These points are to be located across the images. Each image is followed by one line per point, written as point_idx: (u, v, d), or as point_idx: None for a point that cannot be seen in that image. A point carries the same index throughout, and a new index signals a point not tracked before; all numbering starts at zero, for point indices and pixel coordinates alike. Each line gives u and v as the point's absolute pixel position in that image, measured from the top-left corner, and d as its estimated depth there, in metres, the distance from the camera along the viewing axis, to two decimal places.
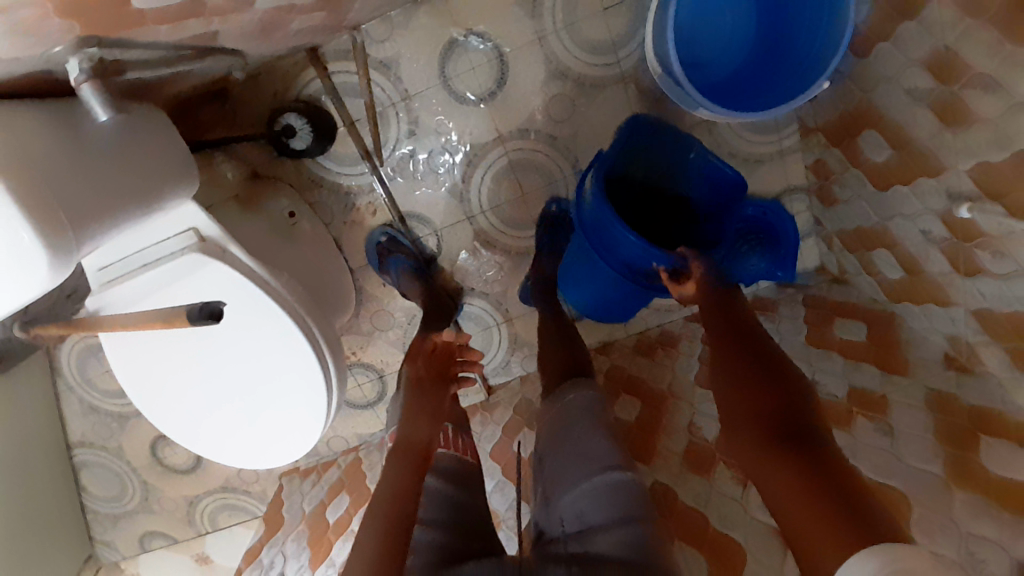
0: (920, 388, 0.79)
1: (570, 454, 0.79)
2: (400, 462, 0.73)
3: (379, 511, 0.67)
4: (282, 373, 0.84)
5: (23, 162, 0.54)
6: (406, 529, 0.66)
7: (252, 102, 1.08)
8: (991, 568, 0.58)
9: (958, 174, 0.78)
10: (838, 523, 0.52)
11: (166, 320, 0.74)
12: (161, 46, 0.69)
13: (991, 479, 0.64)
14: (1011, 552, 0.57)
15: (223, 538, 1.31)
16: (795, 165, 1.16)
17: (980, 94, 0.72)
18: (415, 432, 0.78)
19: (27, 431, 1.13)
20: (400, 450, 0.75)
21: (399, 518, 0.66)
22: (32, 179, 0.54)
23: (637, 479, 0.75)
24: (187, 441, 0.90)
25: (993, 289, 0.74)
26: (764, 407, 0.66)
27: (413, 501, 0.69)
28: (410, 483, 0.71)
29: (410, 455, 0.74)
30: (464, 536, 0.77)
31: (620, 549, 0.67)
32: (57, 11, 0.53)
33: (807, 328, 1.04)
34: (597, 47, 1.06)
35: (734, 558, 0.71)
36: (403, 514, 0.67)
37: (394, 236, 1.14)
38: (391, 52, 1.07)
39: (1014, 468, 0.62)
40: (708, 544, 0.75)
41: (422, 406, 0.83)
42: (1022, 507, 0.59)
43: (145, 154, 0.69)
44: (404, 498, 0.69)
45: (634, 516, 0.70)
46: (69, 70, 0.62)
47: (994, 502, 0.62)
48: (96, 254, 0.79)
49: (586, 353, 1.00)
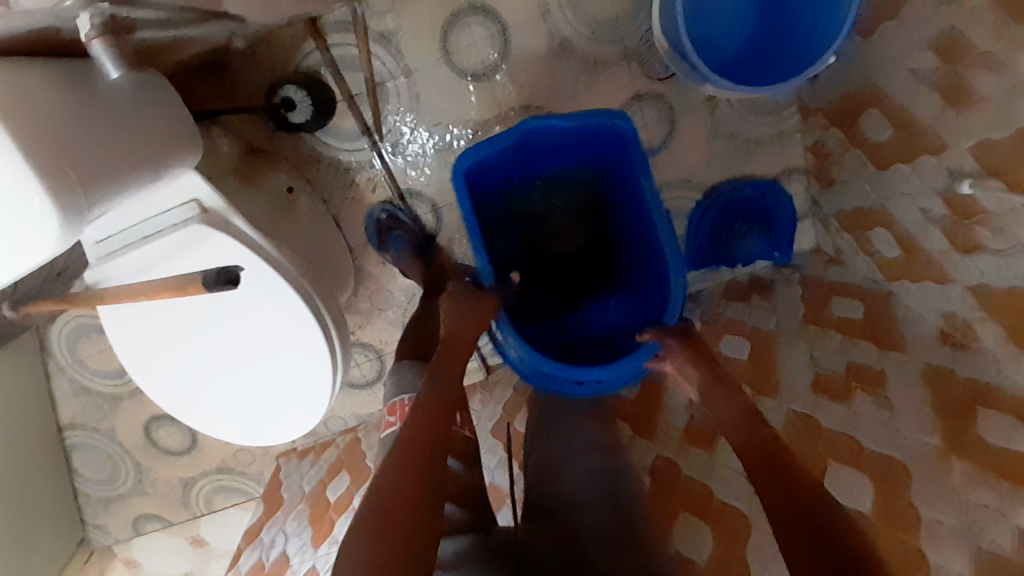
0: (918, 363, 0.80)
1: (554, 437, 0.89)
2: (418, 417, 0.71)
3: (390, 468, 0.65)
4: (289, 351, 0.83)
5: (41, 125, 0.54)
6: (416, 496, 0.62)
7: (252, 73, 1.06)
8: (992, 536, 0.60)
9: (959, 152, 0.80)
10: None
11: (180, 287, 0.74)
12: (168, 8, 0.67)
13: (988, 450, 0.65)
14: (1012, 520, 0.59)
15: (219, 520, 1.30)
16: (795, 147, 1.15)
17: (983, 74, 0.74)
18: (445, 384, 0.78)
19: (18, 412, 1.11)
20: (422, 410, 0.73)
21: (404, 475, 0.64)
22: (50, 146, 0.53)
23: (616, 466, 0.83)
24: (186, 419, 0.89)
25: (991, 266, 0.75)
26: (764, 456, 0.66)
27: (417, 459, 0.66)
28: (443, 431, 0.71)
29: (442, 405, 0.74)
30: (476, 511, 0.80)
31: (606, 522, 0.74)
32: None
33: (804, 311, 1.04)
34: (601, 24, 1.07)
35: (730, 526, 0.72)
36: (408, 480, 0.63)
37: (394, 212, 1.12)
38: (392, 26, 1.06)
39: (1014, 439, 0.63)
40: (702, 512, 0.76)
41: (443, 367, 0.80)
42: (1020, 475, 0.61)
43: (150, 119, 0.67)
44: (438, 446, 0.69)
45: (613, 499, 0.78)
46: (80, 25, 0.61)
47: (993, 472, 0.63)
48: (93, 227, 0.77)
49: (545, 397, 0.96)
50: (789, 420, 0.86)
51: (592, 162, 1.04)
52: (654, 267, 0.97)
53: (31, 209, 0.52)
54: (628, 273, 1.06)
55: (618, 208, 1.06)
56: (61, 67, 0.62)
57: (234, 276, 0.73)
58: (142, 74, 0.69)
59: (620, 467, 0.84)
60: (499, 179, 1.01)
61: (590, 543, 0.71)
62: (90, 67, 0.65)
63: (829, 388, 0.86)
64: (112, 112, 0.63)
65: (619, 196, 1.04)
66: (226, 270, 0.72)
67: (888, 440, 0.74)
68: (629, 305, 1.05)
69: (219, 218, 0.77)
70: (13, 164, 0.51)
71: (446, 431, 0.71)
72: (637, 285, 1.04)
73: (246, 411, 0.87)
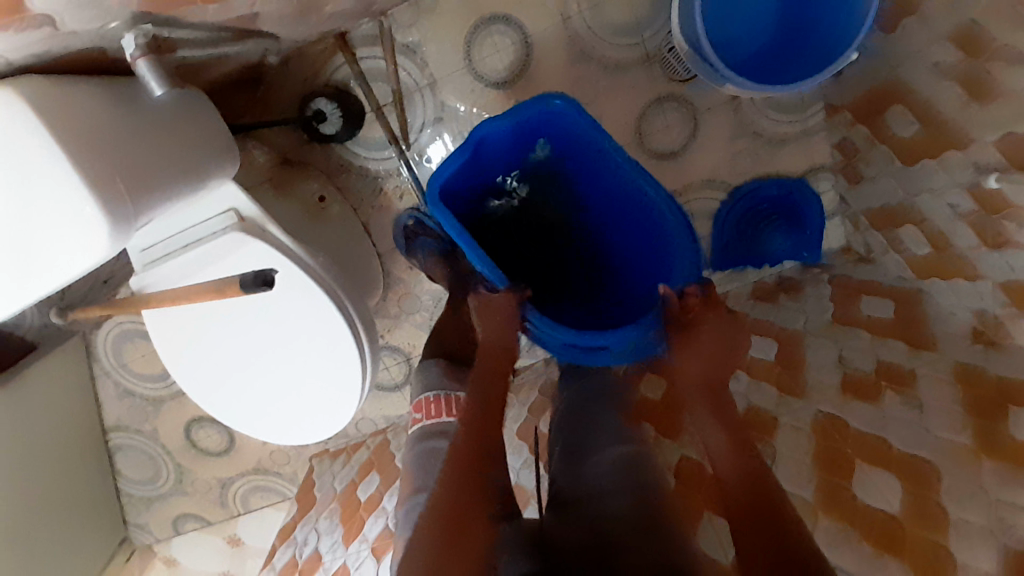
0: (947, 361, 0.79)
1: (581, 428, 0.91)
2: (467, 428, 0.77)
3: (448, 477, 0.72)
4: (317, 341, 0.86)
5: (94, 142, 0.58)
6: (466, 505, 0.69)
7: (283, 88, 1.10)
8: (1020, 532, 0.59)
9: (986, 147, 0.79)
10: None
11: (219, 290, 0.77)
12: (208, 28, 0.70)
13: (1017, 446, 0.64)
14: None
15: (255, 520, 1.33)
16: (821, 145, 1.14)
17: (1008, 66, 0.74)
18: (491, 390, 0.84)
19: (65, 413, 1.16)
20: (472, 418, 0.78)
21: (457, 485, 0.70)
22: (104, 162, 0.57)
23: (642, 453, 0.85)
24: (242, 427, 0.93)
25: (1022, 260, 0.75)
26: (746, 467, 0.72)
27: (468, 468, 0.72)
28: (487, 435, 0.77)
29: (488, 411, 0.80)
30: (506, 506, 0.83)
31: (627, 508, 0.76)
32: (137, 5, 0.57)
33: (832, 306, 1.03)
34: (621, 29, 1.09)
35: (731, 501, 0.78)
36: (458, 492, 0.70)
37: (421, 219, 1.14)
38: (417, 37, 1.09)
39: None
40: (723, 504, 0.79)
41: (487, 374, 0.86)
42: None
43: (190, 126, 0.71)
44: (486, 457, 0.75)
45: (637, 484, 0.79)
46: (126, 46, 0.63)
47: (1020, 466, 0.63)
48: (139, 235, 0.82)
49: (565, 408, 0.98)
50: (818, 419, 0.85)
51: (544, 148, 1.02)
52: (648, 226, 1.00)
53: (86, 223, 0.56)
54: (615, 243, 1.08)
55: (583, 184, 1.05)
56: (104, 83, 0.64)
57: (270, 277, 0.79)
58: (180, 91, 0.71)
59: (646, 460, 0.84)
60: (469, 181, 1.00)
61: (618, 532, 0.73)
62: (134, 85, 0.67)
63: (856, 387, 0.86)
64: (155, 121, 0.66)
65: (579, 174, 1.04)
66: (262, 273, 0.79)
67: (917, 437, 0.74)
68: (632, 268, 1.06)
69: (255, 225, 0.81)
70: (72, 184, 0.55)
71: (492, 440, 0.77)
72: (633, 257, 1.06)
73: (283, 407, 0.90)
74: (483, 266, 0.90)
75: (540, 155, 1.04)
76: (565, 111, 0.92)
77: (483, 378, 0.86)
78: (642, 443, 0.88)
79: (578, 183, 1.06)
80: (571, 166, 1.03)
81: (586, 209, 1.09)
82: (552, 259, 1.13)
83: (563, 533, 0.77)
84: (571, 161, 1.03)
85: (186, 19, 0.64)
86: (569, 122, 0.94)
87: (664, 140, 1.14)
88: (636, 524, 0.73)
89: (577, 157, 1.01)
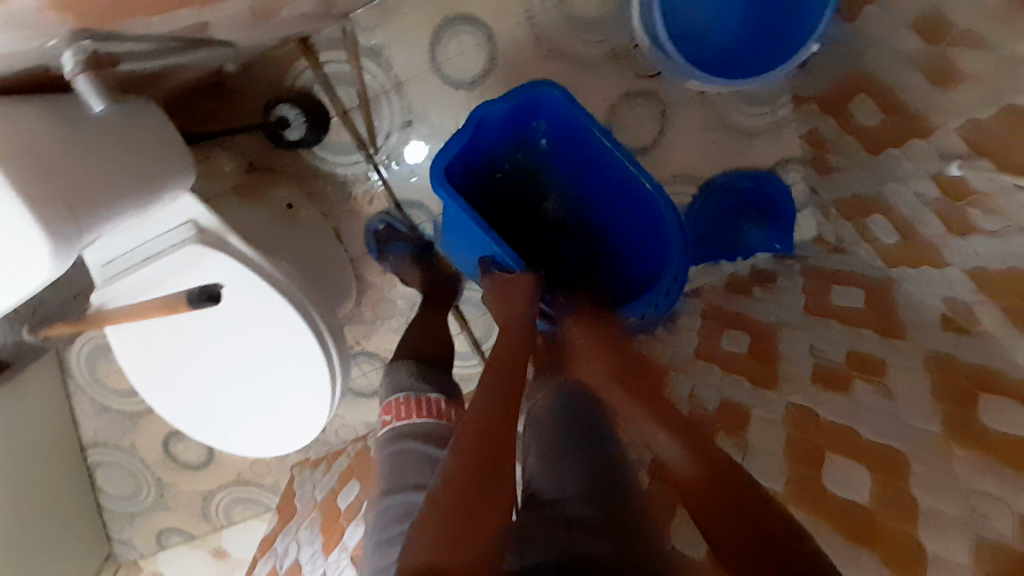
0: (921, 350, 0.79)
1: (550, 422, 0.90)
2: (479, 420, 0.69)
3: (454, 472, 0.64)
4: (285, 352, 0.85)
5: (33, 164, 0.56)
6: (474, 508, 0.61)
7: (246, 94, 1.09)
8: (993, 523, 0.60)
9: (949, 135, 0.79)
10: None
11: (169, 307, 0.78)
12: (152, 39, 0.67)
13: (994, 438, 0.65)
14: (1013, 506, 0.59)
15: (239, 531, 1.33)
16: (791, 138, 1.14)
17: (966, 53, 0.74)
18: (499, 382, 0.76)
19: (42, 431, 1.15)
20: (488, 409, 0.71)
21: (466, 482, 0.62)
22: (46, 184, 0.56)
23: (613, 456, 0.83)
24: (212, 439, 0.92)
25: (990, 248, 0.74)
26: (735, 474, 0.70)
27: (480, 461, 0.64)
28: (502, 428, 0.69)
29: (507, 403, 0.72)
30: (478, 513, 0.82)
31: (595, 513, 0.74)
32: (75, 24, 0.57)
33: (806, 296, 1.02)
34: (585, 26, 1.08)
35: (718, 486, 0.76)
36: (467, 490, 0.62)
37: (392, 223, 1.14)
38: (381, 39, 1.08)
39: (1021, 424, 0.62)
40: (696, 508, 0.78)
41: (505, 359, 0.81)
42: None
43: (133, 137, 0.70)
44: (496, 450, 0.66)
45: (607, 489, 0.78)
46: (64, 62, 0.61)
47: (997, 458, 0.63)
48: (95, 250, 0.80)
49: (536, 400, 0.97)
50: (790, 413, 0.84)
51: (539, 138, 1.07)
52: (644, 209, 1.04)
53: (33, 251, 0.56)
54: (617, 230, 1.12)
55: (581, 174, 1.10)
56: (47, 102, 0.63)
57: (216, 292, 0.81)
58: (120, 106, 0.70)
59: (615, 462, 0.83)
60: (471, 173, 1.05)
61: (587, 536, 0.71)
62: (74, 101, 0.65)
63: (828, 378, 0.85)
64: (102, 135, 0.65)
65: (578, 164, 1.09)
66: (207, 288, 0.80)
67: (889, 427, 0.73)
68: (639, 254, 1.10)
69: (215, 236, 0.80)
70: (13, 210, 0.54)
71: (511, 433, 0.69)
72: (635, 241, 1.10)
73: (257, 419, 0.90)
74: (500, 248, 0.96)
75: (535, 146, 1.09)
76: (559, 101, 0.97)
77: (501, 364, 0.80)
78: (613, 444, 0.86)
79: (580, 174, 1.10)
80: (569, 157, 1.09)
81: (586, 199, 1.14)
82: (552, 257, 1.17)
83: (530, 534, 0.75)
84: (574, 153, 1.07)
85: (130, 31, 0.63)
86: (561, 111, 0.99)
87: (633, 136, 1.13)
88: (604, 530, 0.72)
89: (572, 147, 1.06)
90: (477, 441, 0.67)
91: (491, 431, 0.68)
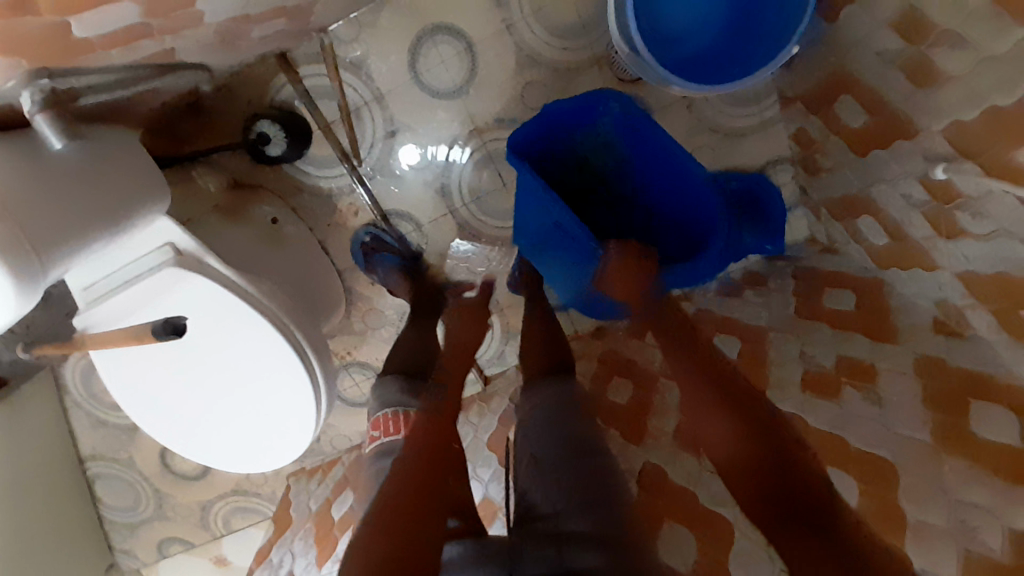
0: (910, 353, 0.75)
1: (538, 439, 0.83)
2: (415, 441, 0.77)
3: (400, 479, 0.68)
4: (275, 379, 0.86)
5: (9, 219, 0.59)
6: (424, 495, 0.66)
7: (226, 113, 1.09)
8: (983, 537, 0.56)
9: (933, 136, 0.77)
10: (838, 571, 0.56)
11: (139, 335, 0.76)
12: (111, 70, 0.76)
13: (982, 445, 0.61)
14: (1006, 521, 0.55)
15: (238, 540, 1.34)
16: (778, 136, 1.13)
17: (947, 52, 0.72)
18: (444, 404, 0.88)
19: (41, 446, 1.17)
20: (422, 433, 0.78)
21: (415, 483, 0.67)
22: (16, 234, 0.59)
23: (610, 467, 0.77)
24: (204, 459, 0.93)
25: (976, 251, 0.72)
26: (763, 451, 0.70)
27: (423, 463, 0.71)
28: (442, 443, 0.77)
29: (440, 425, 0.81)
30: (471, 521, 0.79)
31: (596, 527, 0.67)
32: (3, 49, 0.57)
33: (796, 300, 1.00)
34: (566, 32, 1.07)
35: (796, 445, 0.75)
36: (411, 485, 0.67)
37: (378, 234, 1.14)
38: (360, 52, 1.07)
39: (1009, 433, 0.59)
40: (697, 523, 0.73)
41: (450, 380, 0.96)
42: (1017, 473, 0.56)
43: (108, 168, 0.73)
44: (438, 456, 0.74)
45: (604, 500, 0.71)
46: (23, 103, 0.68)
47: (986, 469, 0.59)
48: (78, 272, 0.79)
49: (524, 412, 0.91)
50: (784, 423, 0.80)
51: (586, 139, 1.07)
52: (688, 199, 1.03)
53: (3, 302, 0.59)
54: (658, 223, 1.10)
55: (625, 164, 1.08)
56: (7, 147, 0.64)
57: (181, 326, 0.78)
58: (81, 142, 0.71)
59: (612, 474, 0.76)
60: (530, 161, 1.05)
61: (582, 554, 0.64)
62: (31, 136, 0.69)
63: (818, 382, 0.82)
64: (69, 177, 0.67)
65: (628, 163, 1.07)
66: (172, 320, 0.78)
67: (874, 437, 0.70)
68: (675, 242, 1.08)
69: (193, 259, 0.80)
70: None
71: (450, 448, 0.78)
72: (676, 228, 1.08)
73: (251, 436, 0.90)
74: (563, 214, 0.96)
75: (576, 146, 1.08)
76: (621, 105, 0.99)
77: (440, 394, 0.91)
78: (609, 453, 0.80)
79: (626, 171, 1.09)
80: (621, 156, 1.07)
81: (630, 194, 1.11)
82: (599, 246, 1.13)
83: (528, 554, 0.69)
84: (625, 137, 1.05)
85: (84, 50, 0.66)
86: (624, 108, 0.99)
87: None
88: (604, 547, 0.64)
89: (622, 144, 1.05)
90: (423, 453, 0.73)
91: (427, 444, 0.75)
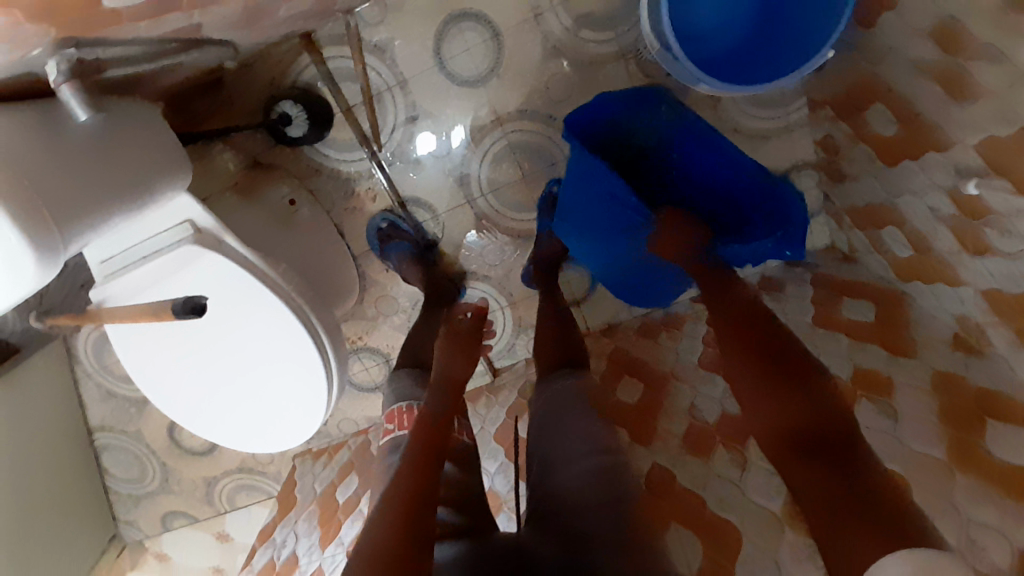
0: (927, 369, 0.74)
1: (545, 436, 0.82)
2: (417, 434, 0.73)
3: (400, 480, 0.66)
4: (286, 363, 0.86)
5: (31, 191, 0.59)
6: (424, 493, 0.65)
7: (249, 92, 1.08)
8: (991, 557, 0.55)
9: (964, 149, 0.76)
10: (873, 533, 0.47)
11: (156, 312, 0.76)
12: (139, 42, 0.73)
13: (996, 466, 0.60)
14: (1014, 541, 0.54)
15: (242, 517, 1.35)
16: (803, 141, 1.12)
17: (983, 64, 0.71)
18: (449, 384, 0.82)
19: (50, 415, 1.18)
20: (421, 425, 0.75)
21: (417, 485, 0.66)
22: (37, 205, 0.59)
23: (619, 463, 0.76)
24: (213, 437, 0.93)
25: (1000, 268, 0.70)
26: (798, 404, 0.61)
27: (422, 463, 0.68)
28: (438, 436, 0.73)
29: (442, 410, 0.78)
30: (476, 511, 0.79)
31: (609, 525, 0.67)
32: (28, 18, 0.57)
33: (813, 307, 0.98)
34: (596, 24, 1.05)
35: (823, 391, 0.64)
36: (412, 488, 0.65)
37: (395, 220, 1.14)
38: (386, 35, 1.06)
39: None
40: (701, 528, 0.72)
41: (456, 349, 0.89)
42: None
43: (130, 143, 0.73)
44: (437, 449, 0.71)
45: (614, 498, 0.70)
46: (49, 72, 0.66)
47: (999, 491, 0.58)
48: (96, 246, 0.79)
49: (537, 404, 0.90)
50: None
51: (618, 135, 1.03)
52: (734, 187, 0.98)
53: (20, 275, 0.59)
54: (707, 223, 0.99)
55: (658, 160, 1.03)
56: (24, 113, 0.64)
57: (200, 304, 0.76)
58: (105, 115, 0.71)
59: (623, 471, 0.75)
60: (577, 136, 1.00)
61: (590, 553, 0.64)
62: (55, 106, 0.68)
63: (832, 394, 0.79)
64: (87, 152, 0.67)
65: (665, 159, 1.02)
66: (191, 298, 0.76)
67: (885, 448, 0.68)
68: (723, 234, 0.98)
69: (211, 236, 0.80)
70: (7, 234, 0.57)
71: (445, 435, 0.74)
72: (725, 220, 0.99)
73: (260, 417, 0.90)
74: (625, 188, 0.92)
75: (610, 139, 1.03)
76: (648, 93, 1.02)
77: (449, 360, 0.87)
78: (621, 450, 0.79)
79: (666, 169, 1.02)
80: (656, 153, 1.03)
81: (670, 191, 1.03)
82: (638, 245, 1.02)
83: (537, 547, 0.69)
84: (679, 123, 1.00)
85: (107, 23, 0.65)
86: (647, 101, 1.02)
87: None
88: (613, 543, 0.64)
89: (658, 137, 1.02)
90: (423, 449, 0.70)
91: (426, 435, 0.73)
